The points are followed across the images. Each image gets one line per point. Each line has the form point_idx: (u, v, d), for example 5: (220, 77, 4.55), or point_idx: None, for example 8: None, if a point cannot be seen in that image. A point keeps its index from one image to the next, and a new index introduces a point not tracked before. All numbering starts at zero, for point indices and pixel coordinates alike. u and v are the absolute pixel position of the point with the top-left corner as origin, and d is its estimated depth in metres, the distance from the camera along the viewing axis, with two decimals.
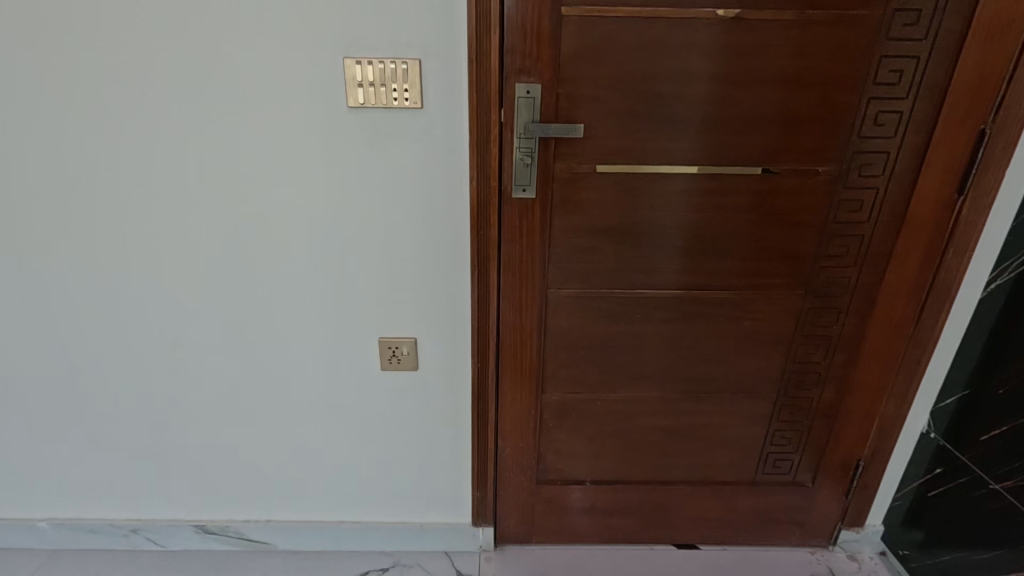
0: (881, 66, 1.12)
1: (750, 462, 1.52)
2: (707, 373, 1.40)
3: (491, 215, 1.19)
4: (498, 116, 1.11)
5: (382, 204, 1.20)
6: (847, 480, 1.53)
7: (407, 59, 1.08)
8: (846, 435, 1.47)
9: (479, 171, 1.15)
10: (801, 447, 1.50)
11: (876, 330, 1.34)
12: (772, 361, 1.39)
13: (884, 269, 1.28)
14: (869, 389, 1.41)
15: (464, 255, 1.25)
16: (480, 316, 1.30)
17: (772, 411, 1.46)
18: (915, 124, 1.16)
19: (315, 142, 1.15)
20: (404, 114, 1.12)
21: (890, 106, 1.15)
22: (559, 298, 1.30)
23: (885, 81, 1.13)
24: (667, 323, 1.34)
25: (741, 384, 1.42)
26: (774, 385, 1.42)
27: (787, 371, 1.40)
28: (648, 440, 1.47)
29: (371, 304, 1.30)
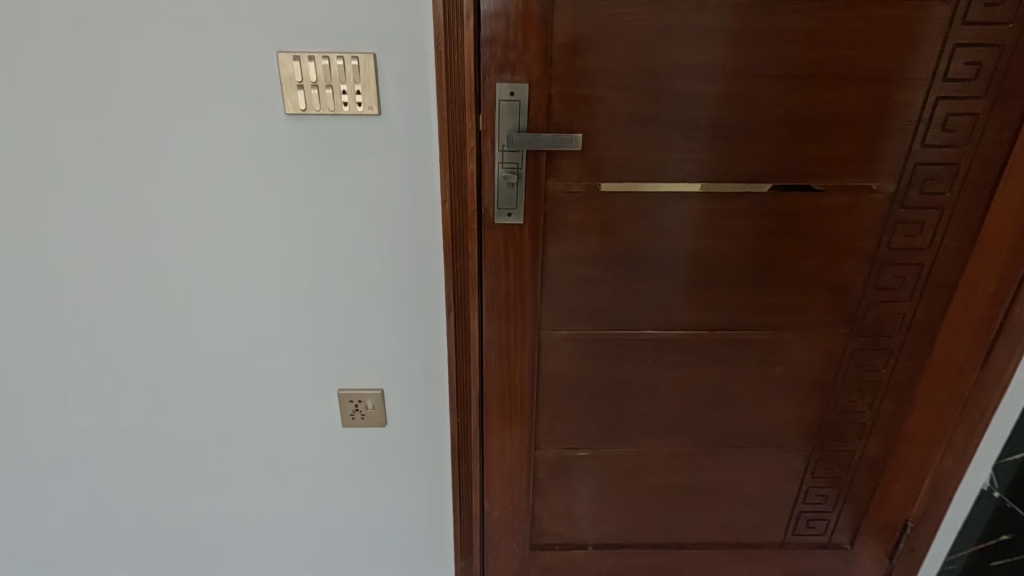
0: (955, 59, 0.89)
1: (779, 522, 1.30)
2: (730, 424, 1.18)
3: (469, 247, 0.97)
4: (475, 125, 0.89)
5: (336, 236, 0.99)
6: (891, 541, 1.32)
7: (358, 54, 0.86)
8: (890, 492, 1.26)
9: (452, 192, 0.93)
10: (838, 505, 1.29)
11: (932, 373, 1.14)
12: (806, 410, 1.18)
13: (945, 303, 1.07)
14: (919, 442, 1.20)
15: (437, 293, 1.04)
16: (459, 365, 1.08)
17: (806, 465, 1.24)
18: (991, 131, 0.94)
19: (249, 160, 0.93)
20: (358, 122, 0.91)
21: (963, 110, 0.93)
22: (553, 342, 1.08)
23: (957, 78, 0.91)
24: (683, 369, 1.12)
25: (770, 436, 1.20)
26: (810, 436, 1.21)
27: (825, 421, 1.19)
28: (660, 499, 1.26)
29: (327, 352, 1.09)
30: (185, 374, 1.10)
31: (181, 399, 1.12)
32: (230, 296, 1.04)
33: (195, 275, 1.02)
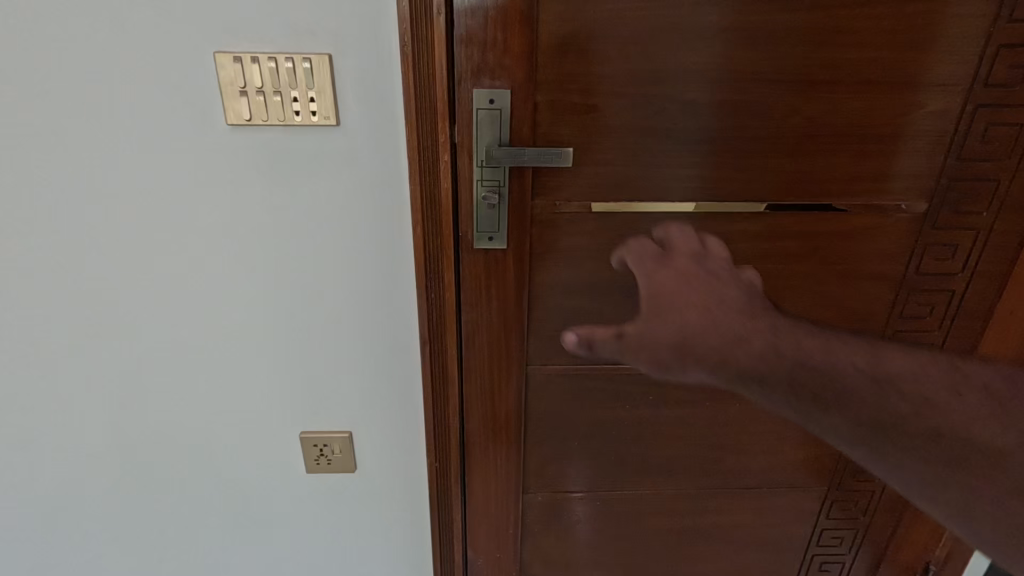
0: (1000, 62, 0.78)
1: (790, 566, 1.19)
2: (738, 463, 1.08)
3: (446, 277, 0.85)
4: (449, 138, 0.77)
5: (293, 265, 0.87)
6: None
7: (311, 55, 0.73)
8: (911, 533, 1.16)
9: (424, 214, 0.81)
10: (855, 547, 1.18)
11: None
12: (820, 446, 1.07)
13: (977, 334, 0.96)
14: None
15: (410, 326, 0.92)
16: (436, 405, 0.96)
17: (821, 506, 1.13)
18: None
19: (189, 180, 0.81)
20: (314, 134, 0.78)
21: (1008, 119, 0.82)
22: (542, 377, 0.96)
23: (1002, 84, 0.80)
24: (686, 404, 1.01)
25: (782, 475, 1.09)
26: (825, 475, 1.10)
27: (842, 459, 1.09)
28: (661, 544, 1.15)
29: (287, 391, 0.97)
30: (126, 420, 0.97)
31: (123, 446, 0.99)
32: (174, 333, 0.91)
33: (132, 310, 0.89)
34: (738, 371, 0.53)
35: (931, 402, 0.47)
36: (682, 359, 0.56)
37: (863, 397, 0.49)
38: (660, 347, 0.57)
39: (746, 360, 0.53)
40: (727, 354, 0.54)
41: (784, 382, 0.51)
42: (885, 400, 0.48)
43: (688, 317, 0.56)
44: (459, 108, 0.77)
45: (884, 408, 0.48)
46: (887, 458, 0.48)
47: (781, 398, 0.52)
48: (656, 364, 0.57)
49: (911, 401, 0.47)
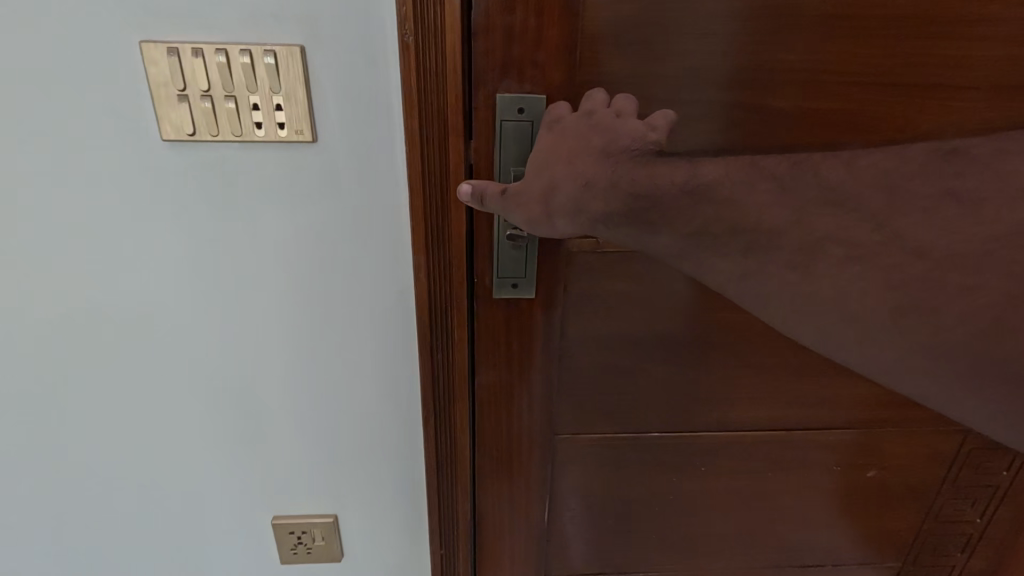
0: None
1: None
2: (799, 539, 0.90)
3: (457, 333, 0.66)
4: (462, 158, 0.58)
5: (259, 319, 0.67)
6: None
7: (275, 46, 0.54)
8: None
9: (430, 257, 0.62)
10: None
11: None
12: (898, 520, 0.90)
13: None
14: None
15: (411, 391, 0.73)
16: (440, 486, 0.77)
17: None
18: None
19: (118, 213, 0.61)
20: (283, 154, 0.59)
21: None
22: (569, 446, 0.78)
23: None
24: (742, 472, 0.84)
25: (849, 553, 0.92)
26: (900, 552, 0.93)
27: (922, 532, 0.92)
28: None
29: (256, 469, 0.78)
30: (55, 503, 0.78)
31: (52, 531, 0.80)
32: (111, 400, 0.72)
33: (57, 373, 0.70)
34: (593, 218, 0.56)
35: (733, 205, 0.52)
36: (547, 214, 0.57)
37: (687, 214, 0.53)
38: (534, 207, 0.57)
39: (600, 204, 0.55)
40: (582, 201, 0.55)
41: (620, 213, 0.55)
42: (703, 214, 0.53)
43: (559, 170, 0.56)
44: (478, 117, 0.59)
45: (693, 215, 0.53)
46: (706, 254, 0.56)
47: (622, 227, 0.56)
48: (536, 219, 0.58)
49: (719, 209, 0.53)
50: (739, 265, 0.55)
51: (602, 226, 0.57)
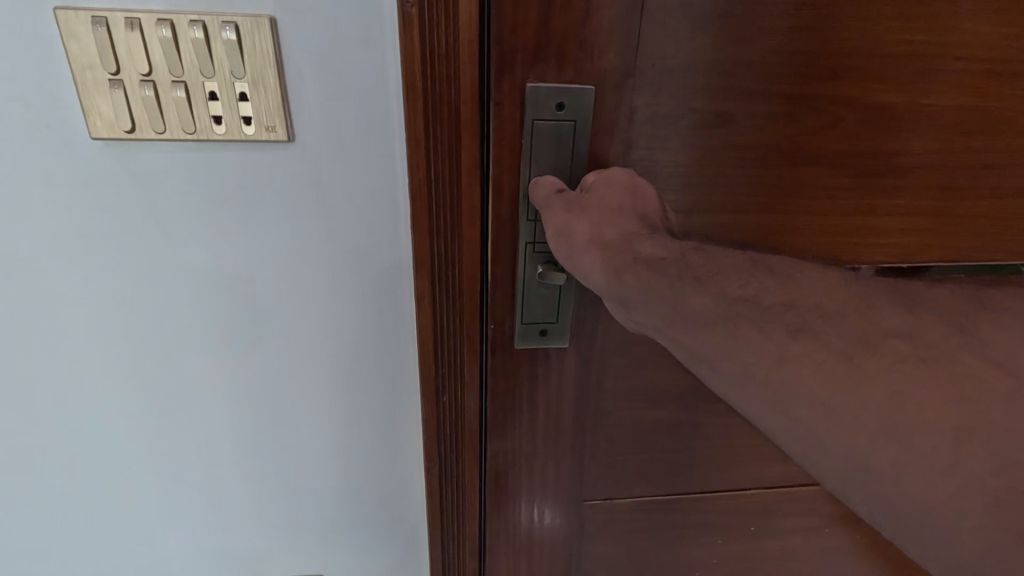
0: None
1: None
2: None
3: (467, 379, 0.54)
4: (479, 164, 0.45)
5: (226, 361, 0.55)
6: None
7: (236, 17, 0.41)
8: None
9: (436, 284, 0.50)
10: None
11: None
12: None
13: None
14: None
15: (413, 437, 0.61)
16: (445, 549, 0.65)
17: None
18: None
19: (39, 230, 0.47)
20: (250, 156, 0.46)
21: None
22: (597, 515, 0.66)
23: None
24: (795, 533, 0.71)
25: None
26: None
27: None
28: None
29: (222, 534, 0.64)
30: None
31: None
32: (37, 461, 0.57)
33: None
34: (636, 261, 0.41)
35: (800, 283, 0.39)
36: (586, 241, 0.43)
37: (737, 279, 0.40)
38: (577, 221, 0.43)
39: (651, 248, 0.41)
40: (633, 239, 0.42)
41: (668, 262, 0.40)
42: (756, 284, 0.39)
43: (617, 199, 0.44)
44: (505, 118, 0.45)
45: (747, 281, 0.39)
46: (721, 342, 0.39)
47: (653, 284, 0.40)
48: (569, 242, 0.44)
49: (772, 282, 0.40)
50: (766, 349, 0.37)
51: (638, 277, 0.41)
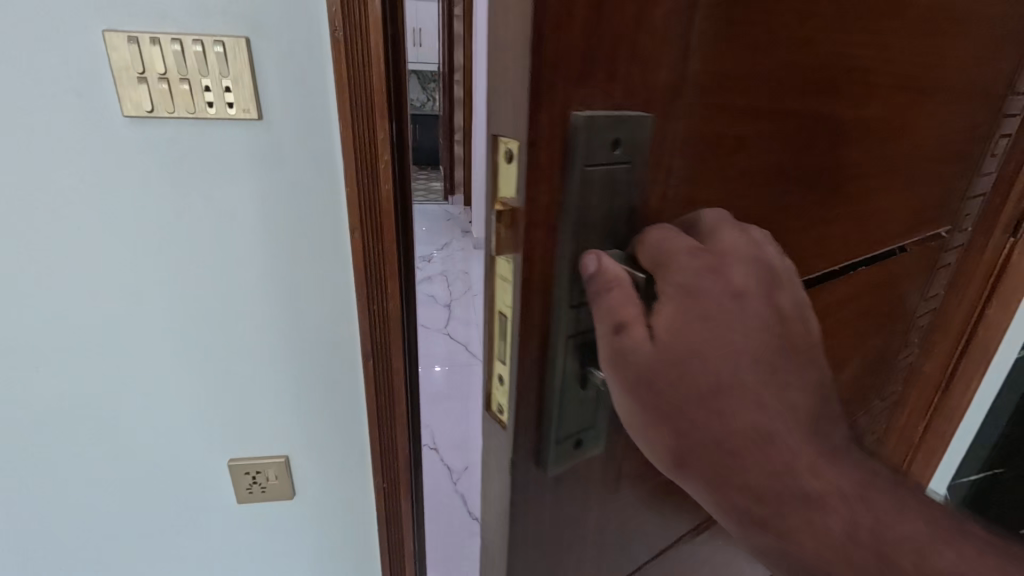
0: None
1: None
2: None
3: (390, 287, 0.77)
4: (388, 133, 0.68)
5: (216, 280, 0.76)
6: None
7: (224, 37, 0.63)
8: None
9: (364, 218, 0.72)
10: None
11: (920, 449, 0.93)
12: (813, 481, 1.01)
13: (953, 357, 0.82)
14: None
15: (353, 342, 0.83)
16: (381, 423, 0.88)
17: None
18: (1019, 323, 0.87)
19: (81, 178, 0.68)
20: (230, 130, 0.67)
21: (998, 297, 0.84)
22: None
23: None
24: None
25: None
26: None
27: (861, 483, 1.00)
28: None
29: (210, 417, 0.86)
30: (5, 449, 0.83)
31: (16, 481, 0.85)
32: (73, 351, 0.78)
33: (12, 326, 0.75)
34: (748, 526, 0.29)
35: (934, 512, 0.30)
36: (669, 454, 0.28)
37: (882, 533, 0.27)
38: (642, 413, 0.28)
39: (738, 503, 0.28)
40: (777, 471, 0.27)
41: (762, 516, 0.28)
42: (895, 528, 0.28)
43: (752, 351, 0.27)
44: None
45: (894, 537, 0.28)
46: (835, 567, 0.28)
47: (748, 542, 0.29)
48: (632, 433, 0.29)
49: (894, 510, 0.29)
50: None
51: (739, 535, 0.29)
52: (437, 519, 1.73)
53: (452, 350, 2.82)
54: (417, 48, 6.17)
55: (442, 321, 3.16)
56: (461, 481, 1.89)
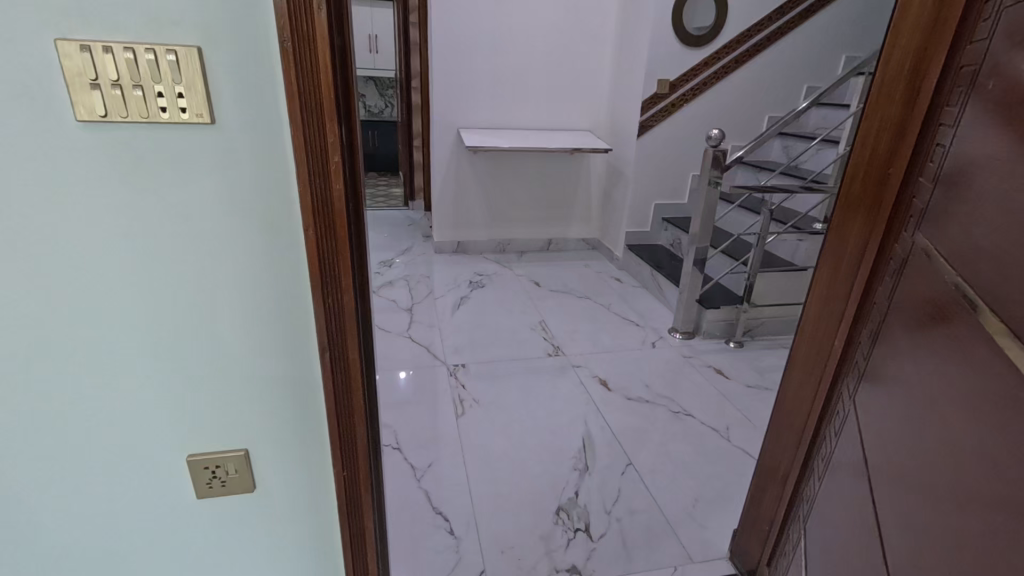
0: (897, 263, 0.95)
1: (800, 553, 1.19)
2: (846, 503, 0.92)
3: (343, 281, 0.82)
4: (338, 136, 0.73)
5: (175, 278, 0.79)
6: (773, 537, 1.42)
7: (176, 46, 0.66)
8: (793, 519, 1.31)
9: (316, 216, 0.77)
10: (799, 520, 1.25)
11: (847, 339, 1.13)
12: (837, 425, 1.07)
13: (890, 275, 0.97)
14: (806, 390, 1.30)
15: (310, 336, 0.86)
16: (338, 412, 0.91)
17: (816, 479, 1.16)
18: (869, 339, 1.01)
19: (33, 180, 0.70)
20: (185, 134, 0.71)
21: (880, 319, 0.96)
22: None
23: (895, 274, 0.94)
24: None
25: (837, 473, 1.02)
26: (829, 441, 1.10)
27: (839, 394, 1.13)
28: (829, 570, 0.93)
29: (170, 414, 0.88)
30: None
31: None
32: (25, 352, 0.79)
33: None
34: None
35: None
36: None
37: None
38: None
39: None
40: None
41: None
42: None
43: None
44: None
45: None
46: None
47: None
48: None
49: None
50: None
51: None
52: (401, 515, 1.77)
53: (415, 353, 2.85)
54: (374, 54, 6.17)
55: (404, 324, 3.18)
56: (425, 478, 1.93)
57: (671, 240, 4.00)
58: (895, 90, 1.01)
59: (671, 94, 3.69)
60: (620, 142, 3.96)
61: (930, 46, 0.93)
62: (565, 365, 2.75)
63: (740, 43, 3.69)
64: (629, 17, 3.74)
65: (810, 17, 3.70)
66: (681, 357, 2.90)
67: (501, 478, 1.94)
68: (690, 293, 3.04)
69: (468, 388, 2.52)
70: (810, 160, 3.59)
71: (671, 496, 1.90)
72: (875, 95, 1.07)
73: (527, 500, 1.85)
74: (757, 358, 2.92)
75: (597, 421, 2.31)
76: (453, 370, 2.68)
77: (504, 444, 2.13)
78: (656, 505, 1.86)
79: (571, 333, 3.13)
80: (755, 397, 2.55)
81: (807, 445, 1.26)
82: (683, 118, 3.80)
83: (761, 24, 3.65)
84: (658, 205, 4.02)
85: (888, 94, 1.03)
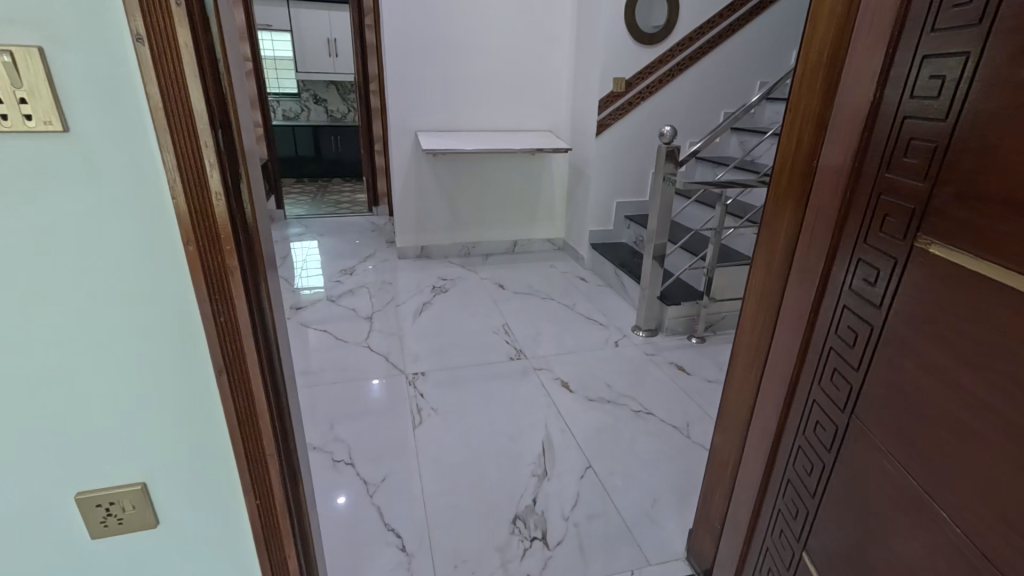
0: (863, 267, 0.85)
1: (775, 540, 1.15)
2: (856, 485, 0.88)
3: (234, 289, 0.76)
4: (213, 142, 0.68)
5: (40, 303, 0.71)
6: (724, 533, 1.40)
7: (10, 47, 0.59)
8: (759, 532, 1.23)
9: (195, 224, 0.71)
10: (760, 507, 1.22)
11: (786, 320, 1.10)
12: (804, 412, 1.03)
13: (833, 258, 0.94)
14: (748, 377, 1.28)
15: (196, 353, 0.79)
16: (241, 434, 0.85)
17: (782, 468, 1.11)
18: (841, 348, 0.91)
19: None
20: (34, 143, 0.64)
21: (862, 330, 0.86)
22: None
23: (866, 279, 0.85)
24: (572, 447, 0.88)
25: (818, 458, 0.98)
26: (795, 427, 1.06)
27: (790, 381, 1.08)
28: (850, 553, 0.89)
29: (54, 450, 0.80)
30: None
31: None
32: None
33: None
34: None
35: None
36: None
37: None
38: None
39: None
40: None
41: None
42: None
43: None
44: None
45: None
46: None
47: None
48: None
49: None
50: None
51: None
52: (354, 532, 1.71)
53: (374, 361, 2.78)
54: (334, 58, 6.04)
55: (363, 333, 3.10)
56: (378, 494, 1.87)
57: (635, 238, 4.01)
58: (816, 84, 1.00)
59: (627, 92, 3.69)
60: (582, 141, 3.96)
61: (846, 38, 0.91)
62: (527, 369, 2.72)
63: (693, 40, 3.70)
64: (584, 16, 3.73)
65: (760, 13, 3.75)
66: (643, 355, 2.89)
67: (458, 489, 1.90)
68: (651, 290, 3.04)
69: (427, 396, 2.46)
70: (765, 155, 3.65)
71: (629, 497, 1.89)
72: (798, 89, 1.06)
73: (485, 510, 1.80)
74: (718, 352, 2.94)
75: (558, 424, 2.27)
76: (412, 378, 2.62)
77: (462, 453, 2.08)
78: (615, 508, 1.83)
79: (534, 334, 3.10)
80: (716, 392, 2.56)
81: (765, 450, 1.19)
82: (641, 116, 3.81)
83: (712, 21, 3.68)
84: (620, 203, 4.03)
85: (810, 83, 1.02)
